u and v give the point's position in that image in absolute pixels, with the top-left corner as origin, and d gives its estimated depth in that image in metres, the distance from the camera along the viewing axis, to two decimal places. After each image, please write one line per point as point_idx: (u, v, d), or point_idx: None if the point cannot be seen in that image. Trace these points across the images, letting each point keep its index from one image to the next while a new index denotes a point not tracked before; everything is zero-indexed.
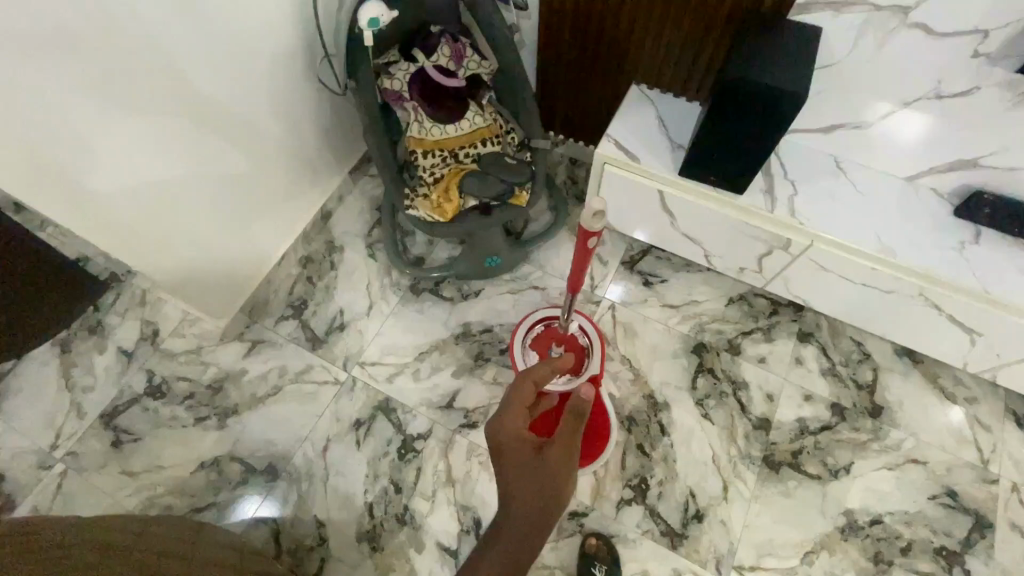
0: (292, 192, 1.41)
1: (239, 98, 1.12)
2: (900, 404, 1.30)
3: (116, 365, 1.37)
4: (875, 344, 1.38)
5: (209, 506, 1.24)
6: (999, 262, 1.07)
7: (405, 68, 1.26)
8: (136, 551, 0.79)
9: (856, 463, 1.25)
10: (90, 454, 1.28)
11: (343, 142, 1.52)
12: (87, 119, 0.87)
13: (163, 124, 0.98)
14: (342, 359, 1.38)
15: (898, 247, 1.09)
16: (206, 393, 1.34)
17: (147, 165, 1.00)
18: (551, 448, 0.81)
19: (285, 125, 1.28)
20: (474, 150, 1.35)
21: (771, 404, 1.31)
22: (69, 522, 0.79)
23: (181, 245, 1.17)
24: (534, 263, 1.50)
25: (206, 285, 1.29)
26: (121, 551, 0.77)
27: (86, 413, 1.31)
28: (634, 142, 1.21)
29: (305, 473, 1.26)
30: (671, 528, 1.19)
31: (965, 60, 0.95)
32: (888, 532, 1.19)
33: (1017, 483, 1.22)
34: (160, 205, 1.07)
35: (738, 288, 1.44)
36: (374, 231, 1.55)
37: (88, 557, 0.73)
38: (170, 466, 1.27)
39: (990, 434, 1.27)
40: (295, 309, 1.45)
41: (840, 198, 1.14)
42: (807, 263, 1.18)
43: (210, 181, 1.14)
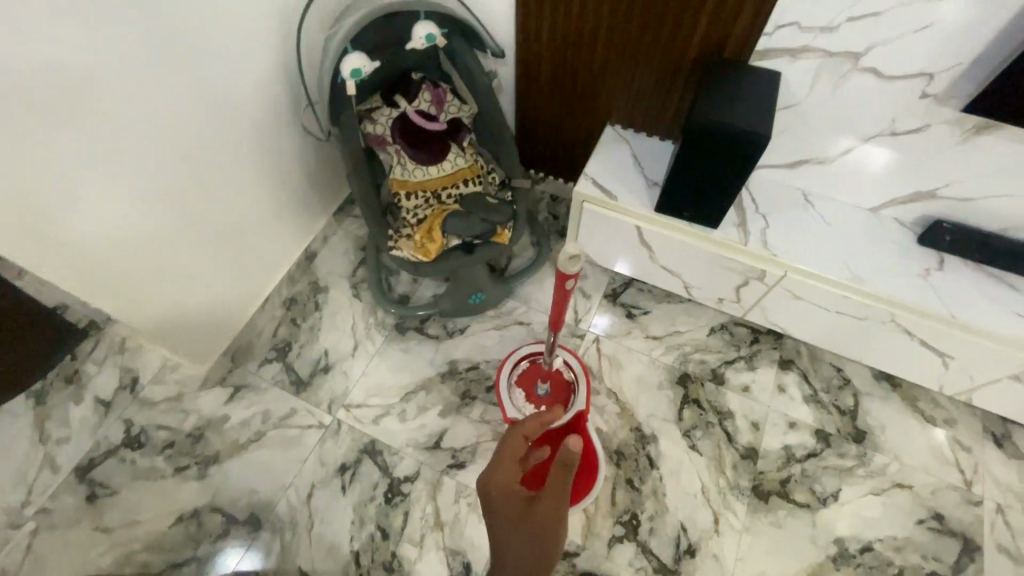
0: (276, 234, 1.42)
1: (224, 145, 1.15)
2: (882, 428, 1.32)
3: (93, 416, 1.33)
4: (854, 369, 1.40)
5: (188, 561, 1.19)
6: (964, 287, 1.11)
7: (387, 114, 1.29)
8: None
9: (843, 490, 1.25)
10: (63, 510, 1.23)
11: (327, 184, 1.55)
12: (74, 167, 0.88)
13: (148, 171, 1.00)
14: (327, 401, 1.37)
15: (868, 276, 1.13)
16: (187, 442, 1.31)
17: (132, 210, 1.01)
18: (540, 504, 0.75)
19: (269, 170, 1.31)
20: (456, 190, 1.37)
21: (757, 433, 1.32)
22: None
23: (163, 287, 1.16)
24: (518, 299, 1.51)
25: (186, 329, 1.28)
26: None
27: (60, 467, 1.27)
28: (611, 180, 1.25)
29: (288, 521, 1.23)
30: (663, 565, 1.18)
31: (915, 100, 1.01)
32: (879, 559, 1.18)
33: (1001, 504, 1.23)
34: (142, 250, 1.07)
35: (718, 318, 1.47)
36: (359, 271, 1.56)
37: None
38: (147, 520, 1.23)
39: (971, 456, 1.29)
40: (279, 351, 1.44)
41: (810, 230, 1.19)
42: (781, 293, 1.22)
43: (194, 226, 1.15)
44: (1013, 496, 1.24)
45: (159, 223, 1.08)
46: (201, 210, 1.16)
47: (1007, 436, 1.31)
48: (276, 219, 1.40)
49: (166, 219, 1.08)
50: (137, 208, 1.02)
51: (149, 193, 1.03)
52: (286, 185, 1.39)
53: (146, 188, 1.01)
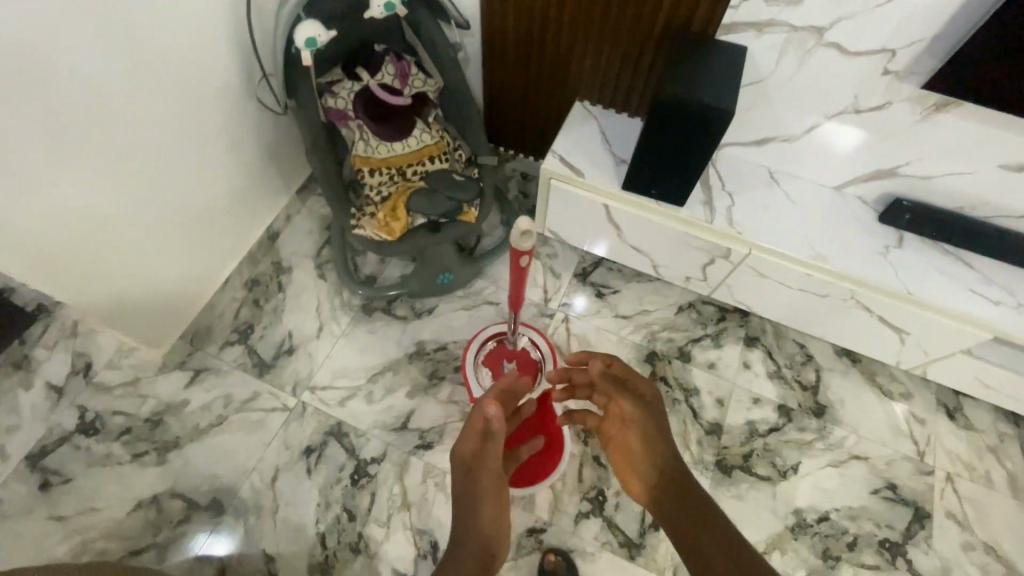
0: (235, 214, 1.37)
1: (177, 120, 1.10)
2: (841, 403, 1.36)
3: (44, 402, 1.28)
4: (816, 346, 1.43)
5: (147, 548, 1.17)
6: (921, 264, 1.13)
7: (348, 87, 1.25)
8: None
9: (803, 462, 1.28)
10: (14, 500, 1.19)
11: (289, 161, 1.50)
12: (9, 142, 0.83)
13: (92, 147, 0.95)
14: (292, 384, 1.34)
15: (829, 253, 1.14)
16: (144, 428, 1.28)
17: (73, 191, 0.95)
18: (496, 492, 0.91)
19: (225, 146, 1.25)
20: (422, 167, 1.33)
21: (722, 409, 1.34)
22: None
23: (112, 272, 1.11)
24: (488, 278, 1.49)
25: (140, 313, 1.23)
26: None
27: (9, 456, 1.22)
28: (578, 157, 1.24)
29: (252, 505, 1.21)
30: (628, 538, 1.19)
31: (877, 76, 1.01)
32: (835, 528, 1.22)
33: (950, 473, 1.28)
34: (88, 231, 1.02)
35: (686, 296, 1.48)
36: (324, 252, 1.52)
37: None
38: (104, 508, 1.19)
39: (924, 427, 1.33)
40: (241, 334, 1.40)
41: (775, 208, 1.19)
42: (746, 271, 1.23)
43: (145, 207, 1.10)
44: (962, 465, 1.29)
45: (106, 203, 1.02)
46: (151, 190, 1.10)
47: (959, 409, 1.36)
48: (233, 198, 1.34)
49: (113, 199, 1.03)
50: (81, 187, 0.96)
51: (93, 171, 0.97)
52: (243, 161, 1.33)
53: (89, 165, 0.96)
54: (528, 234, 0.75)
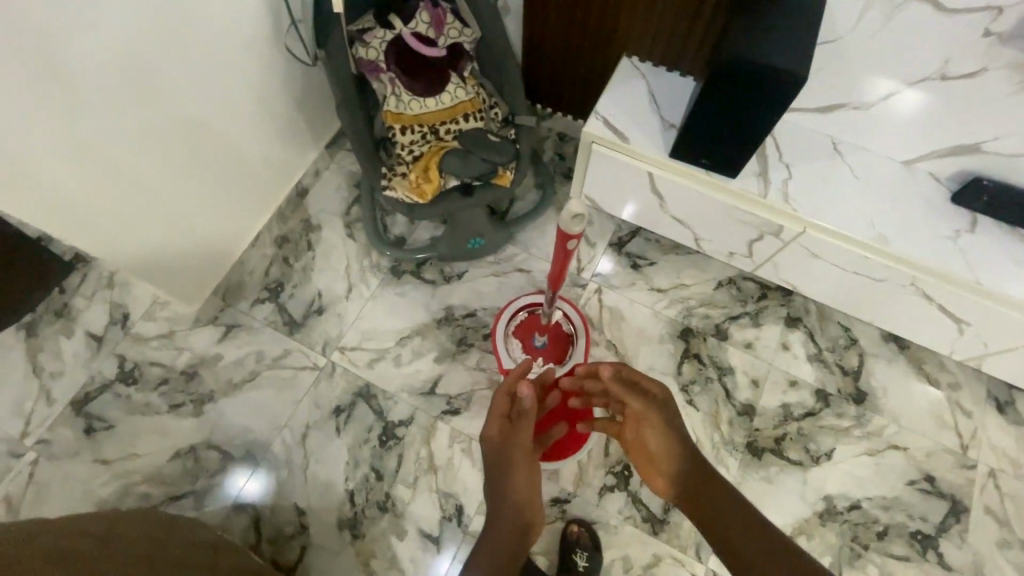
0: (264, 169, 1.34)
1: (204, 70, 1.04)
2: (883, 390, 1.30)
3: (85, 350, 1.32)
4: (862, 329, 1.36)
5: (186, 494, 1.22)
6: (995, 251, 1.04)
7: (381, 36, 1.17)
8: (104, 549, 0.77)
9: (837, 449, 1.25)
10: (62, 442, 1.24)
11: (318, 114, 1.44)
12: (40, 98, 0.80)
13: (118, 103, 0.91)
14: (321, 343, 1.35)
15: (892, 236, 1.06)
16: (180, 379, 1.31)
17: (105, 148, 0.93)
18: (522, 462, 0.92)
19: (255, 96, 1.20)
20: (455, 125, 1.27)
21: (756, 390, 1.30)
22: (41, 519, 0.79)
23: (144, 229, 1.10)
24: (519, 244, 1.45)
25: (173, 269, 1.23)
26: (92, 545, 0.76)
27: (55, 400, 1.27)
28: (624, 119, 1.15)
29: (284, 460, 1.24)
30: (652, 514, 1.19)
31: (975, 39, 0.89)
32: (866, 516, 1.20)
33: (994, 469, 1.23)
34: (118, 188, 1.00)
35: (727, 271, 1.41)
36: (353, 210, 1.49)
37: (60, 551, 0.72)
38: (145, 454, 1.24)
39: (970, 420, 1.27)
40: (272, 292, 1.40)
41: (835, 182, 1.10)
42: (797, 250, 1.15)
43: (172, 162, 1.07)
44: (1008, 461, 1.24)
45: (134, 158, 0.99)
46: (179, 145, 1.07)
47: (1011, 403, 1.29)
48: (262, 152, 1.30)
49: (141, 155, 1.00)
50: (107, 141, 0.93)
51: (121, 125, 0.94)
52: (273, 114, 1.28)
53: (116, 121, 0.92)
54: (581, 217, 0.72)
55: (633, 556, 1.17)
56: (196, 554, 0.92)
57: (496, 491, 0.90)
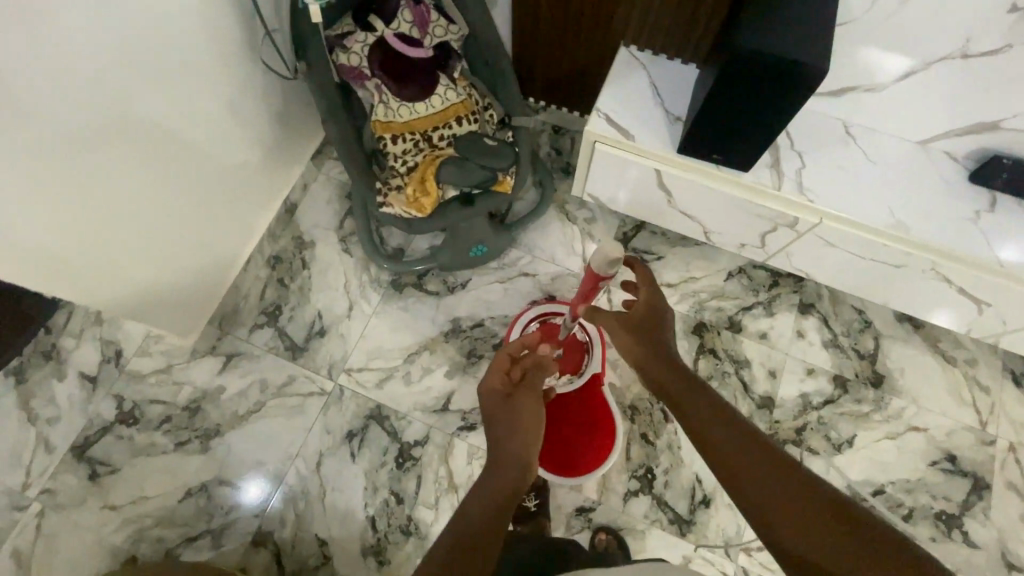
0: (250, 189, 1.27)
1: (182, 95, 0.97)
2: (901, 371, 1.29)
3: (79, 393, 1.26)
4: (875, 311, 1.34)
5: (203, 534, 1.18)
6: (1016, 230, 1.02)
7: (362, 39, 1.09)
8: None
9: (858, 435, 1.24)
10: (66, 490, 1.20)
11: (300, 125, 1.36)
12: (12, 152, 0.73)
13: (95, 145, 0.84)
14: (327, 366, 1.30)
15: (912, 222, 1.02)
16: (183, 416, 1.26)
17: (83, 192, 0.87)
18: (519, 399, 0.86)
19: (235, 116, 1.12)
20: (449, 130, 1.20)
21: (774, 381, 1.29)
22: None
23: (132, 268, 1.04)
24: (522, 247, 1.40)
25: (165, 303, 1.17)
26: None
27: (54, 447, 1.22)
28: (627, 115, 1.09)
29: (300, 490, 1.21)
30: (678, 515, 1.18)
31: (1000, 15, 0.85)
32: (890, 501, 1.20)
33: (1013, 443, 1.23)
34: (101, 228, 0.93)
35: (736, 261, 1.38)
36: (346, 223, 1.43)
37: None
38: (155, 496, 1.20)
39: (988, 395, 1.27)
40: (270, 316, 1.34)
41: (850, 169, 1.06)
42: (811, 240, 1.12)
43: (156, 193, 1.01)
44: None
45: (117, 197, 0.93)
46: (161, 175, 1.00)
47: None
48: (247, 171, 1.23)
49: (123, 191, 0.94)
50: (87, 184, 0.86)
51: (100, 164, 0.87)
52: (255, 131, 1.20)
53: (94, 163, 0.86)
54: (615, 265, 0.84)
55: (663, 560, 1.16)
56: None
57: (500, 433, 0.82)
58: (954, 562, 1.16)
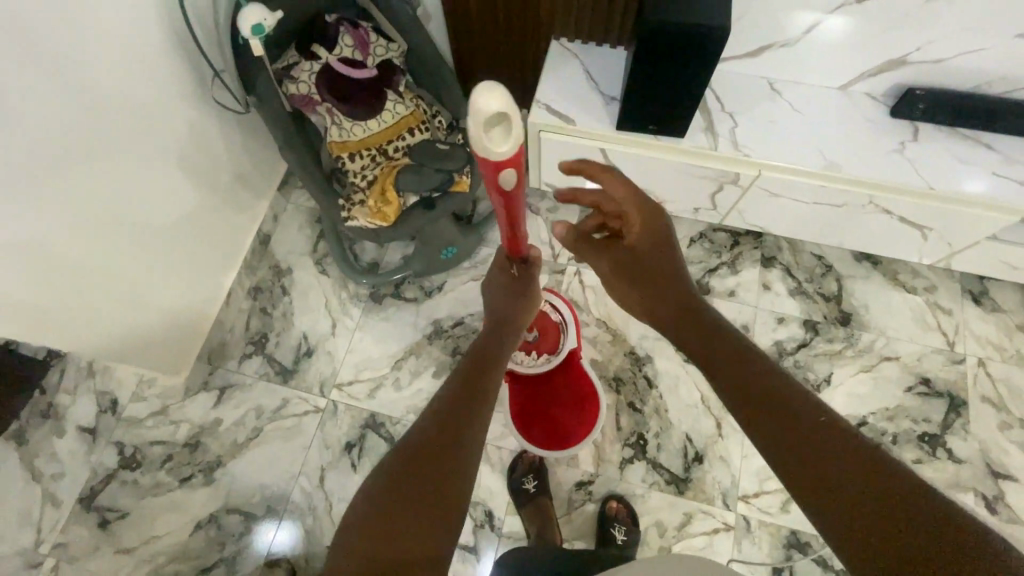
0: (221, 224, 1.32)
1: (137, 143, 1.02)
2: (866, 307, 1.35)
3: (80, 446, 1.29)
4: (834, 254, 1.40)
5: (217, 563, 1.21)
6: (941, 154, 1.08)
7: (309, 68, 1.14)
8: None
9: (834, 372, 1.30)
10: (79, 541, 1.22)
11: (261, 158, 1.41)
12: None
13: (60, 200, 0.91)
14: (318, 384, 1.34)
15: (843, 160, 1.09)
16: (184, 452, 1.29)
17: (53, 245, 0.93)
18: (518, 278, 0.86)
19: (195, 157, 1.18)
20: (402, 141, 1.26)
21: (748, 334, 1.34)
22: None
23: (111, 310, 1.10)
24: (491, 244, 1.45)
25: (150, 343, 1.22)
26: None
27: (62, 501, 1.25)
28: (565, 102, 1.15)
29: (307, 506, 1.24)
30: (674, 475, 1.22)
31: None
32: (874, 431, 1.25)
33: (982, 359, 1.29)
34: (71, 276, 0.98)
35: (696, 227, 1.44)
36: (320, 246, 1.48)
37: None
38: (167, 533, 1.23)
39: (951, 317, 1.33)
40: (257, 344, 1.38)
41: (779, 121, 1.13)
42: (758, 192, 1.18)
43: (126, 239, 1.06)
44: (993, 348, 1.30)
45: (89, 246, 0.99)
46: (128, 222, 1.05)
47: (985, 292, 1.35)
48: (215, 209, 1.29)
49: (92, 239, 0.99)
50: (56, 237, 0.93)
51: (64, 214, 0.92)
52: (216, 170, 1.26)
53: (62, 216, 0.92)
54: (511, 130, 0.50)
55: (666, 520, 1.19)
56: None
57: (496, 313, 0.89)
58: (944, 479, 1.21)
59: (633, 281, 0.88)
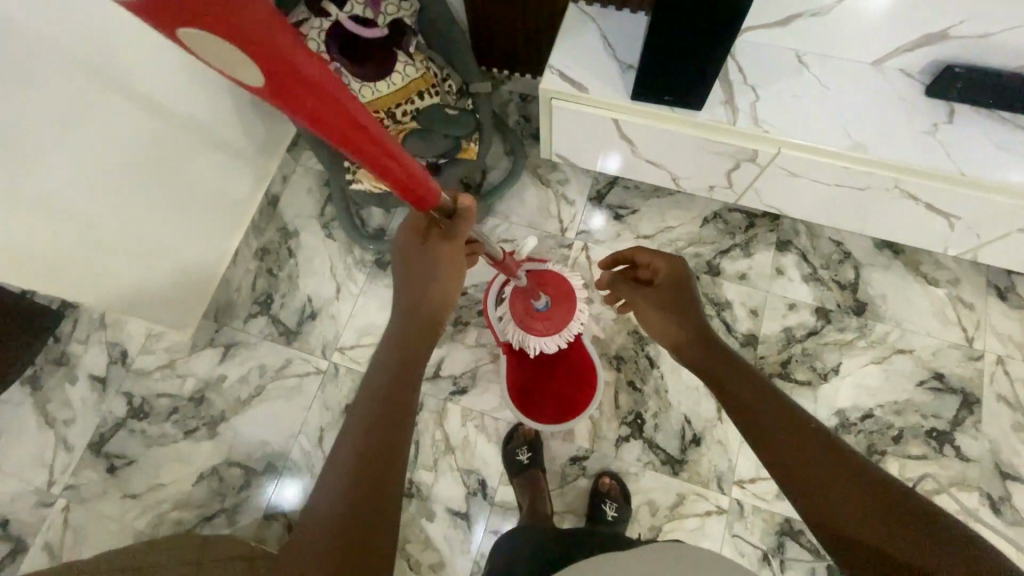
0: (230, 183, 1.31)
1: (144, 95, 1.02)
2: (883, 297, 1.30)
3: (91, 394, 1.33)
4: (854, 241, 1.35)
5: (218, 513, 1.25)
6: (976, 137, 1.02)
7: (319, 26, 1.09)
8: None
9: (843, 362, 1.26)
10: (88, 484, 1.27)
11: (271, 117, 1.40)
12: None
13: (64, 151, 0.92)
14: (320, 347, 1.35)
15: (870, 141, 1.03)
16: (190, 406, 1.32)
17: (60, 198, 0.94)
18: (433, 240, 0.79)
19: (205, 114, 1.17)
20: (411, 105, 1.22)
21: (756, 319, 1.30)
22: None
23: (121, 266, 1.11)
24: (499, 215, 1.43)
25: (158, 300, 1.24)
26: None
27: (73, 446, 1.29)
28: (579, 69, 1.11)
29: (305, 464, 1.27)
30: (670, 456, 1.21)
31: None
32: (880, 424, 1.22)
33: (1001, 356, 1.24)
34: (78, 230, 0.99)
35: (711, 206, 1.40)
36: (327, 209, 1.47)
37: None
38: (171, 482, 1.27)
39: (973, 312, 1.27)
40: (262, 305, 1.39)
41: (805, 97, 1.07)
42: (775, 172, 1.14)
43: (132, 195, 1.07)
44: (1015, 346, 1.24)
45: (95, 198, 1.00)
46: (134, 177, 1.06)
47: (1011, 289, 1.28)
48: (225, 169, 1.28)
49: (97, 191, 1.00)
50: (62, 189, 0.94)
51: (70, 166, 0.94)
52: (226, 129, 1.25)
53: (67, 167, 0.93)
54: None
55: (658, 499, 1.19)
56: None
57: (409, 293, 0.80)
58: (948, 476, 1.18)
59: (660, 308, 0.92)
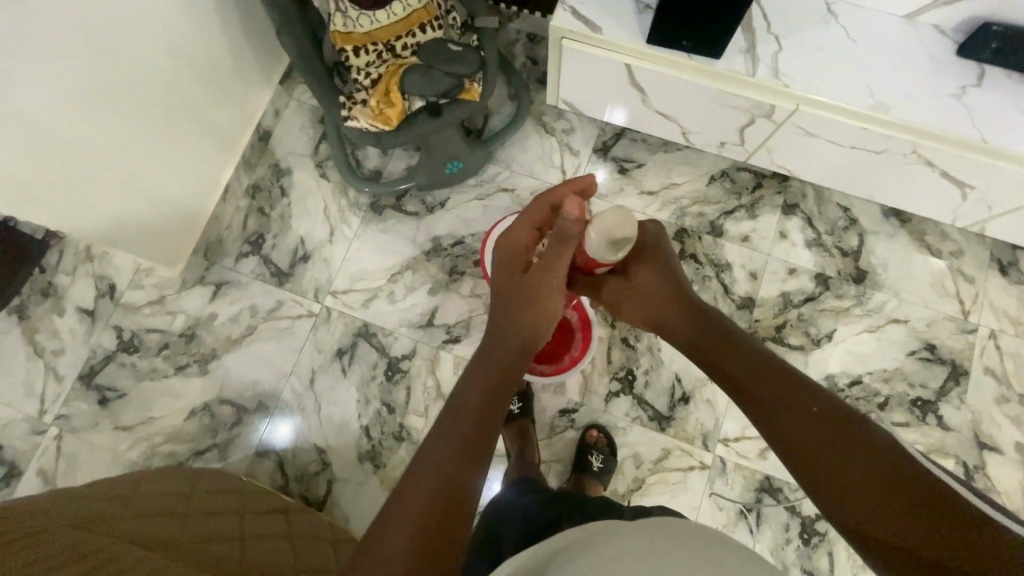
0: (220, 116, 1.26)
1: (136, 15, 0.98)
2: (884, 266, 1.29)
3: (80, 326, 1.31)
4: (861, 207, 1.32)
5: (210, 448, 1.26)
6: (1003, 104, 0.97)
7: None
8: (142, 507, 0.83)
9: (838, 330, 1.26)
10: (80, 415, 1.27)
11: (262, 46, 1.31)
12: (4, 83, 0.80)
13: (69, 76, 0.90)
14: (313, 290, 1.33)
15: (893, 102, 0.98)
16: (181, 342, 1.31)
17: (61, 124, 0.92)
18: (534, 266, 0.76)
19: (191, 39, 1.11)
20: (412, 39, 1.15)
21: (754, 282, 1.29)
22: (28, 498, 0.79)
23: (112, 198, 1.09)
24: (500, 163, 1.38)
25: (141, 231, 1.19)
26: (127, 505, 0.82)
27: (63, 377, 1.29)
28: (593, 7, 1.03)
29: (296, 404, 1.28)
30: (658, 413, 1.23)
31: None
32: (867, 391, 1.23)
33: (995, 330, 1.24)
34: (57, 150, 0.94)
35: (719, 164, 1.35)
36: (321, 148, 1.41)
37: (93, 507, 0.78)
38: (163, 417, 1.28)
39: (972, 286, 1.27)
40: (253, 244, 1.36)
41: (830, 50, 1.01)
42: (790, 130, 1.09)
43: (117, 117, 1.02)
44: (1009, 321, 1.24)
45: (93, 127, 0.98)
46: (131, 107, 1.04)
47: (1014, 264, 1.27)
48: (216, 101, 1.23)
49: (94, 119, 0.98)
50: (62, 115, 0.92)
51: (71, 91, 0.91)
52: (214, 55, 1.18)
53: (70, 93, 0.91)
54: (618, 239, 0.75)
55: (643, 453, 1.21)
56: (269, 525, 0.95)
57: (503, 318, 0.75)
58: (928, 444, 1.20)
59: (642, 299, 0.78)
